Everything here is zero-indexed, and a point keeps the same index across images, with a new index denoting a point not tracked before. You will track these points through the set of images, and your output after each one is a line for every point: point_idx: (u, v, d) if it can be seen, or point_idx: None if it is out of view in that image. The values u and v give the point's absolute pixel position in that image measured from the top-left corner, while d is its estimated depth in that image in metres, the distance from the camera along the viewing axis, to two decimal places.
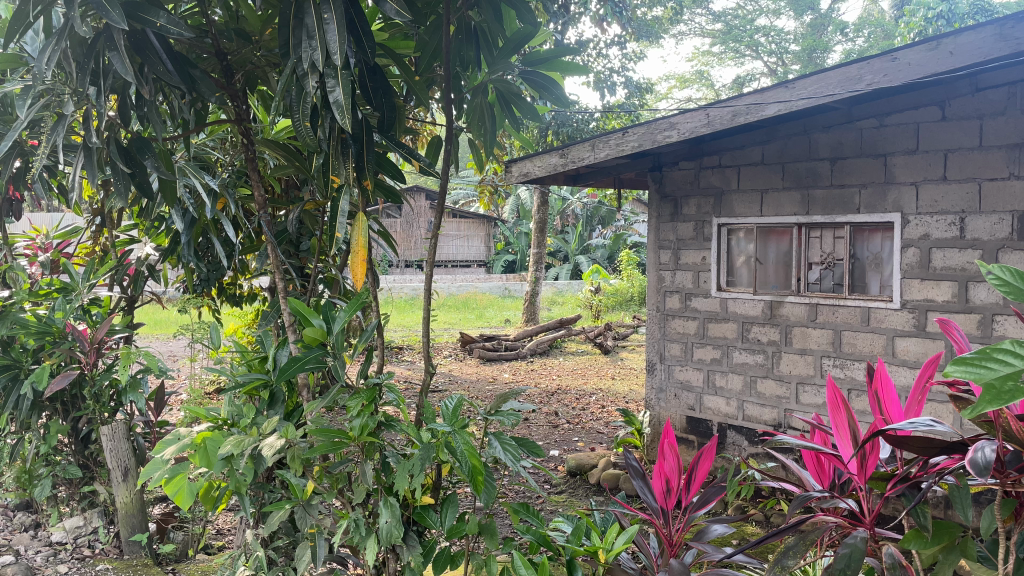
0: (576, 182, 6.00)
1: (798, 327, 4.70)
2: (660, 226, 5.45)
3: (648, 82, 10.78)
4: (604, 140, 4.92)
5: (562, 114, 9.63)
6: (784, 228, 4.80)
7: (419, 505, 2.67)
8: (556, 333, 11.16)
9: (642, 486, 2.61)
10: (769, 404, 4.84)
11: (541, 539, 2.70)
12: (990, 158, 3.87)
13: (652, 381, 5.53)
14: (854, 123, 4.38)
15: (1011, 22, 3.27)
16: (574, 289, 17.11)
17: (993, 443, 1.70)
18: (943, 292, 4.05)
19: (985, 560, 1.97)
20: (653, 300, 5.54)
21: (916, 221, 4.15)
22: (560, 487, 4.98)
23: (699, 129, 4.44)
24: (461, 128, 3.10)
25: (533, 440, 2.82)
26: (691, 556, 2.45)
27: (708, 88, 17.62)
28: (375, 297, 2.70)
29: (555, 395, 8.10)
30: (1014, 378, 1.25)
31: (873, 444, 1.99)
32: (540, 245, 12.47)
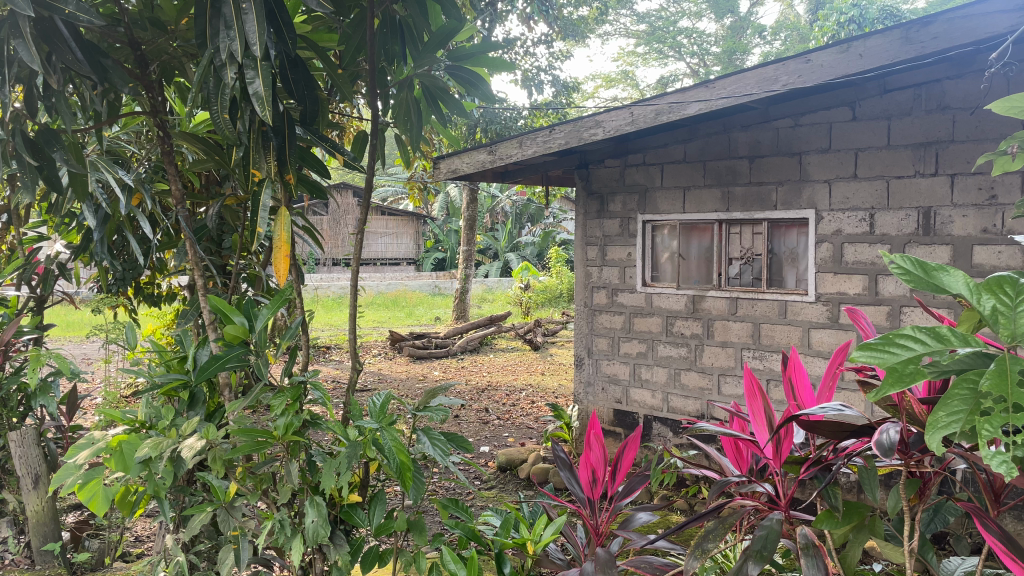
0: (504, 179, 6.02)
1: (719, 320, 4.84)
2: (587, 222, 5.52)
3: (574, 81, 10.91)
4: (532, 137, 4.95)
5: (490, 112, 9.66)
6: (705, 225, 4.93)
7: (346, 503, 2.64)
8: (486, 330, 11.17)
9: (569, 476, 2.63)
10: (692, 396, 4.96)
11: (470, 533, 2.71)
12: (897, 156, 4.07)
13: (580, 376, 5.61)
14: (771, 123, 4.53)
15: (916, 27, 3.45)
16: (504, 286, 17.17)
17: (897, 425, 1.78)
18: (855, 285, 4.24)
19: (892, 537, 2.06)
20: (580, 296, 5.61)
21: (829, 217, 4.33)
22: (490, 483, 5.00)
23: (624, 127, 4.51)
24: (388, 123, 3.08)
25: (461, 435, 2.83)
26: (617, 545, 2.49)
27: (634, 89, 17.95)
28: (299, 293, 2.65)
29: (485, 391, 8.12)
30: (914, 361, 1.32)
31: (787, 430, 2.06)
32: (469, 242, 12.48)
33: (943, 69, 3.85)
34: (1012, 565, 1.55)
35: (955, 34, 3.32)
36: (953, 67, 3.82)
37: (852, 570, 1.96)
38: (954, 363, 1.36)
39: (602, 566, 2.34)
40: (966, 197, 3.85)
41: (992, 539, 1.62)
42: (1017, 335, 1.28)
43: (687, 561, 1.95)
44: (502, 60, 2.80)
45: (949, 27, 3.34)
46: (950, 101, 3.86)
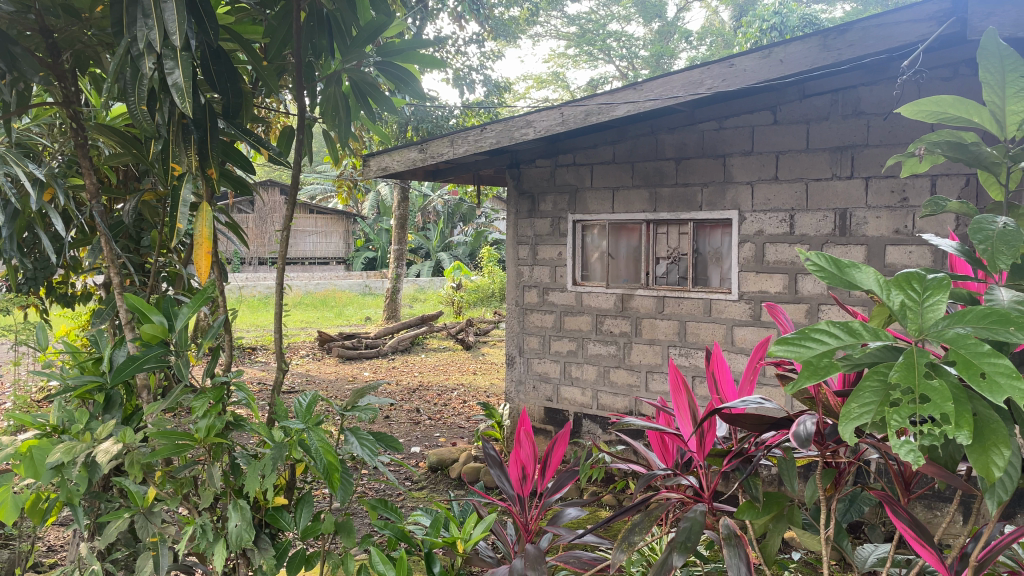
0: (435, 178, 5.99)
1: (647, 318, 4.93)
2: (518, 222, 5.54)
3: (505, 82, 10.94)
4: (463, 136, 4.94)
5: (421, 110, 9.61)
6: (633, 225, 5.01)
7: (272, 506, 2.58)
8: (417, 330, 11.09)
9: (498, 474, 2.62)
10: (621, 393, 5.03)
11: (399, 533, 2.69)
12: (816, 159, 4.21)
13: (511, 375, 5.63)
14: (696, 125, 4.64)
15: (833, 34, 3.59)
16: (436, 286, 17.08)
17: (814, 417, 1.84)
18: (775, 283, 4.37)
19: (810, 526, 2.14)
20: (511, 295, 5.63)
21: (751, 218, 4.46)
22: (421, 483, 4.97)
23: (554, 128, 4.54)
24: (316, 118, 3.02)
25: (390, 435, 2.80)
26: (546, 541, 2.51)
27: (565, 90, 18.11)
28: (222, 292, 2.58)
29: (416, 391, 8.07)
30: (828, 354, 1.37)
31: (710, 423, 2.11)
32: (400, 241, 12.37)
33: (859, 76, 4.01)
34: (921, 551, 1.63)
35: (870, 42, 3.48)
36: (867, 74, 3.99)
37: (771, 559, 2.01)
38: (866, 356, 1.42)
39: (532, 562, 2.35)
40: (880, 198, 4.02)
41: (901, 524, 1.69)
42: (924, 329, 1.35)
43: (613, 553, 1.98)
44: (431, 58, 2.78)
45: (864, 34, 3.50)
46: (864, 106, 4.03)
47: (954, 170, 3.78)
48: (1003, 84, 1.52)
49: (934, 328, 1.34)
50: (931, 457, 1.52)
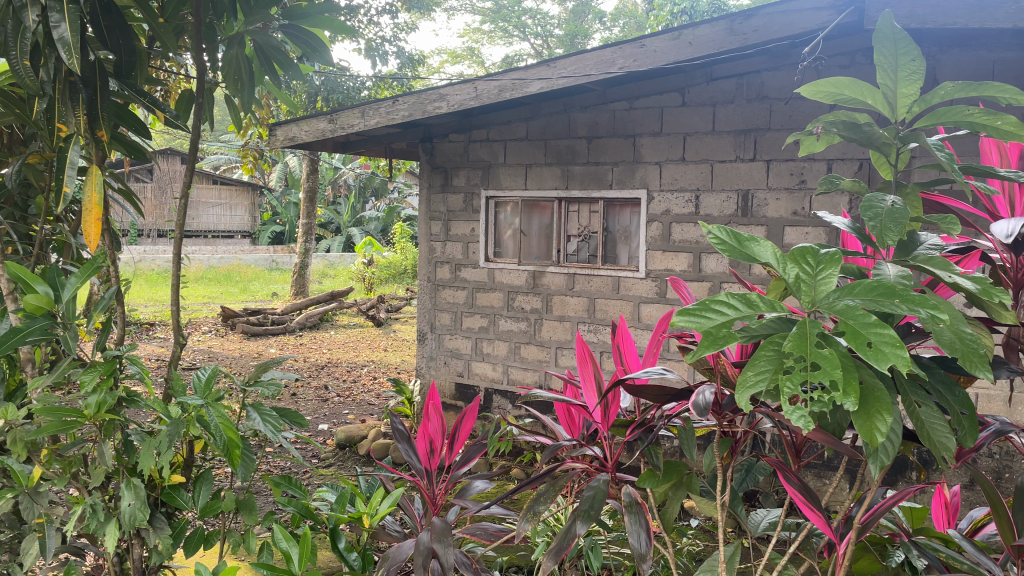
0: (346, 150, 5.84)
1: (557, 295, 4.97)
2: (431, 196, 5.48)
3: (419, 55, 10.78)
4: (374, 107, 4.83)
5: (331, 80, 9.38)
6: (545, 202, 5.04)
7: (168, 484, 2.47)
8: (326, 305, 10.86)
9: (407, 448, 2.59)
10: (531, 368, 5.08)
11: (303, 510, 2.64)
12: (721, 141, 4.33)
13: (422, 351, 5.59)
14: (608, 105, 4.69)
15: (740, 19, 3.68)
16: (347, 261, 16.78)
17: (712, 387, 1.89)
18: (681, 262, 4.49)
19: (707, 493, 2.21)
20: (423, 271, 5.58)
21: (659, 197, 4.55)
22: (328, 460, 4.89)
23: (467, 102, 4.49)
24: (217, 82, 2.89)
25: (295, 410, 2.73)
26: (454, 514, 2.50)
27: (479, 66, 18.01)
28: (115, 261, 2.44)
29: (324, 368, 7.93)
30: (726, 325, 1.41)
31: (615, 394, 2.14)
32: (309, 215, 12.08)
33: (763, 61, 4.14)
34: (811, 515, 1.70)
35: (774, 28, 3.59)
36: (771, 60, 4.13)
37: (670, 526, 2.07)
38: (763, 327, 1.47)
39: (438, 535, 2.33)
40: (780, 180, 4.17)
41: (792, 490, 1.75)
42: (817, 301, 1.40)
43: (519, 523, 2.00)
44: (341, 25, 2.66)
45: (768, 20, 3.61)
46: (768, 91, 4.17)
47: (849, 154, 3.97)
48: (896, 66, 1.58)
49: (825, 300, 1.39)
50: (821, 424, 1.59)
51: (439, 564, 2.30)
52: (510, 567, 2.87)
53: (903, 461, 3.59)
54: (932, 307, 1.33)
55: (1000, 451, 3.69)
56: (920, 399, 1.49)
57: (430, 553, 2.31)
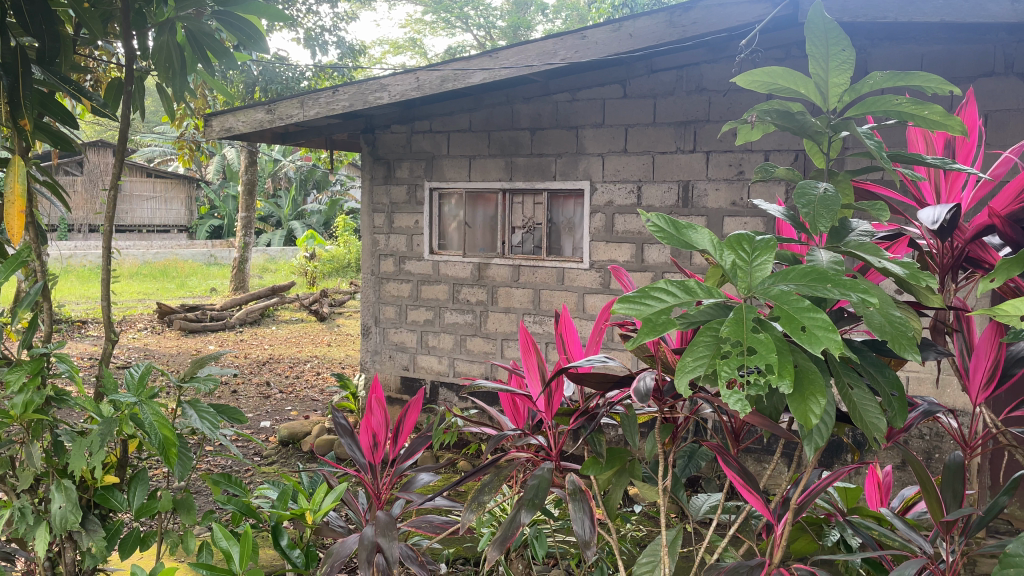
0: (285, 141, 5.73)
1: (502, 287, 4.97)
2: (373, 188, 5.42)
3: (360, 45, 10.64)
4: (314, 98, 4.74)
5: (269, 70, 9.20)
6: (489, 194, 5.03)
7: (101, 485, 2.39)
8: (268, 300, 10.67)
9: (350, 443, 2.54)
10: (477, 360, 5.07)
11: (243, 507, 2.59)
12: (662, 133, 4.38)
13: (367, 345, 5.53)
14: (550, 96, 4.70)
15: (679, 11, 3.73)
16: (288, 256, 16.49)
17: (653, 373, 1.90)
18: (624, 252, 4.53)
19: (650, 479, 2.23)
20: (366, 264, 5.51)
21: (602, 188, 4.58)
22: (271, 458, 4.80)
23: (409, 93, 4.44)
24: (147, 70, 2.79)
25: (234, 407, 2.67)
26: (399, 508, 2.47)
27: (422, 57, 17.85)
28: (40, 256, 2.34)
29: (265, 364, 7.79)
30: (666, 312, 1.43)
31: (558, 383, 2.14)
32: (249, 209, 11.83)
33: (702, 54, 4.21)
34: (750, 497, 1.73)
35: (712, 20, 3.66)
36: (709, 52, 4.19)
37: (614, 512, 2.09)
38: (700, 314, 1.48)
39: (383, 529, 2.30)
40: (718, 171, 4.24)
41: (731, 473, 1.77)
42: (753, 287, 1.42)
43: (463, 514, 1.99)
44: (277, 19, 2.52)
45: (707, 13, 3.66)
46: (706, 83, 4.23)
47: (785, 145, 4.05)
48: (827, 55, 1.62)
49: (760, 286, 1.42)
50: (758, 407, 1.61)
51: (384, 559, 2.27)
52: (457, 559, 2.86)
53: (839, 444, 3.70)
54: (862, 292, 1.36)
55: (930, 432, 3.82)
56: (852, 380, 1.53)
57: (375, 547, 2.28)
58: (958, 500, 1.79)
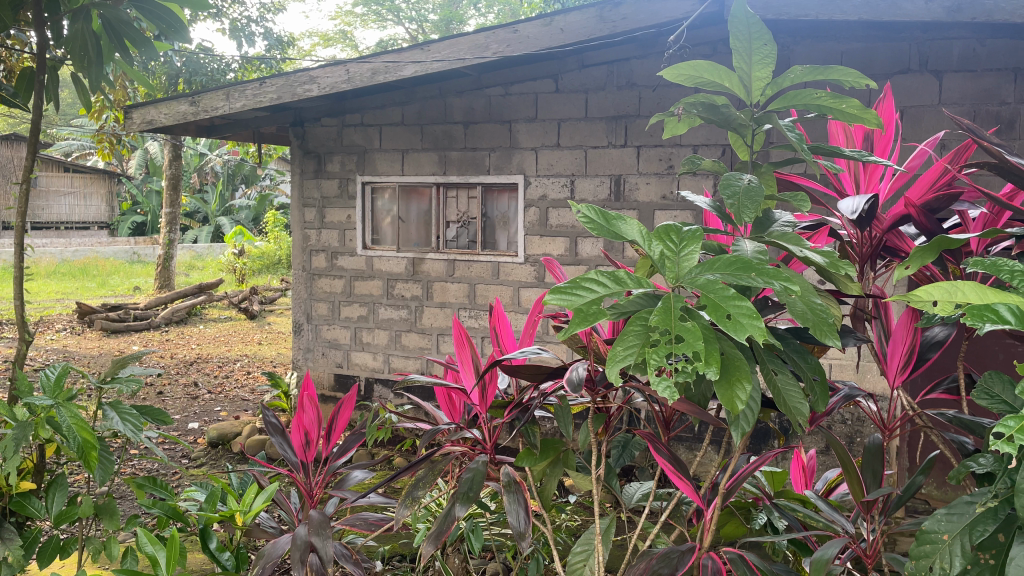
0: (211, 135, 5.57)
1: (437, 282, 4.94)
2: (304, 182, 5.31)
3: (288, 36, 10.43)
4: (240, 89, 4.61)
5: (193, 62, 8.95)
6: (422, 188, 4.99)
7: (17, 492, 2.28)
8: (195, 298, 10.38)
9: (281, 442, 2.47)
10: (412, 356, 5.02)
11: (170, 511, 2.51)
12: (594, 128, 4.42)
13: (299, 342, 5.43)
14: (483, 90, 4.69)
15: (609, 7, 3.79)
16: (216, 253, 16.06)
17: (586, 364, 1.92)
18: (558, 246, 4.57)
19: (584, 469, 2.25)
20: (298, 260, 5.41)
21: (536, 182, 4.60)
22: (200, 460, 4.67)
23: (339, 85, 4.37)
24: (62, 60, 2.65)
25: (158, 408, 2.58)
26: (332, 506, 2.42)
27: (353, 50, 17.60)
28: None
29: (193, 364, 7.58)
30: (596, 302, 1.43)
31: (492, 375, 2.13)
32: (174, 205, 11.47)
33: (632, 49, 4.28)
34: (680, 483, 1.76)
35: (641, 16, 3.73)
36: (638, 48, 4.27)
37: (549, 502, 2.10)
38: (630, 304, 1.50)
39: (316, 528, 2.26)
40: (649, 166, 4.30)
41: (661, 460, 1.80)
42: (680, 277, 1.44)
43: (398, 510, 1.97)
44: (201, 11, 2.39)
45: (636, 9, 3.74)
46: (636, 78, 4.30)
47: (712, 140, 4.15)
48: (750, 50, 1.66)
49: (688, 275, 1.44)
50: (687, 395, 1.64)
51: (317, 558, 2.23)
52: (393, 555, 2.84)
53: (766, 430, 3.81)
54: (784, 280, 1.40)
55: (851, 417, 3.97)
56: (777, 366, 1.57)
57: (308, 547, 2.24)
58: (877, 480, 1.86)
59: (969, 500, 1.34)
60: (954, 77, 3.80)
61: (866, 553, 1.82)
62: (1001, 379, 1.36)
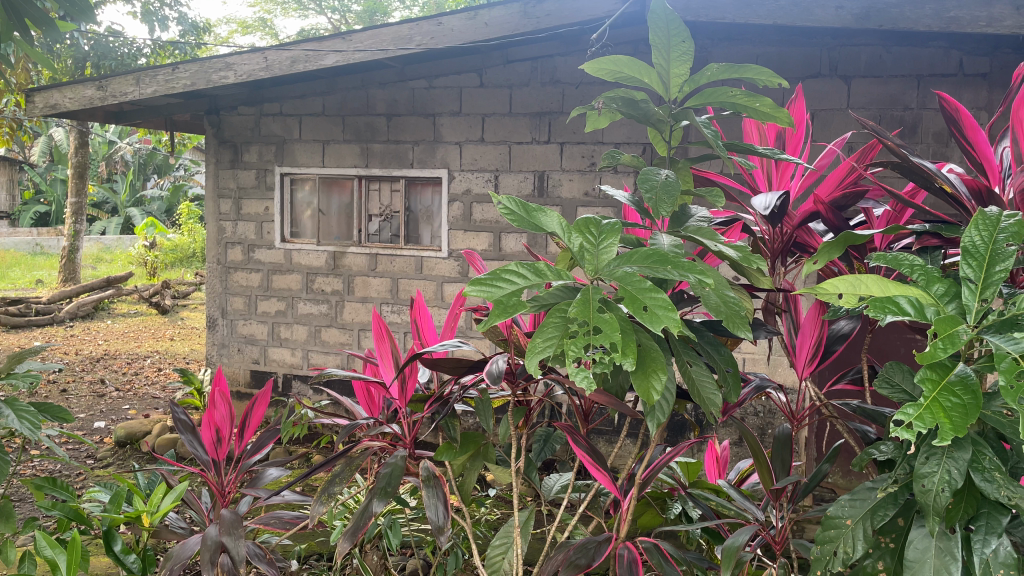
0: (119, 121, 5.34)
1: (359, 276, 4.86)
2: (219, 172, 5.15)
3: (204, 22, 10.08)
4: (151, 74, 4.42)
5: (101, 45, 8.59)
6: (344, 180, 4.89)
7: None
8: (102, 292, 9.92)
9: (192, 440, 2.37)
10: (332, 351, 4.93)
11: (71, 513, 2.38)
12: (518, 123, 4.43)
13: (213, 338, 5.26)
14: (407, 83, 4.64)
15: (533, 3, 3.81)
16: (125, 245, 15.40)
17: (506, 357, 1.90)
18: (482, 241, 4.56)
19: (504, 462, 2.24)
20: (212, 253, 5.23)
21: (460, 176, 4.58)
22: (107, 460, 4.47)
23: (257, 72, 4.24)
24: None
25: (58, 405, 2.44)
26: (245, 505, 2.34)
27: (273, 38, 17.15)
28: None
29: (99, 361, 7.25)
30: (516, 294, 1.43)
31: (412, 369, 2.10)
32: (79, 194, 10.94)
33: (555, 46, 4.31)
34: (598, 474, 1.77)
35: (565, 14, 3.76)
36: (562, 45, 4.30)
37: (468, 496, 2.08)
38: (550, 296, 1.50)
39: (227, 528, 2.18)
40: (572, 162, 4.34)
41: (580, 452, 1.80)
42: (599, 269, 1.45)
43: (313, 507, 1.92)
44: None
45: (559, 6, 3.77)
46: (560, 75, 4.33)
47: (633, 138, 4.22)
48: (668, 47, 1.68)
49: (607, 268, 1.45)
50: (604, 386, 1.65)
51: (229, 559, 2.15)
52: (310, 555, 2.78)
53: (682, 423, 3.89)
54: (699, 272, 1.42)
55: (763, 409, 4.11)
56: (691, 358, 1.59)
57: (219, 548, 2.15)
58: (785, 468, 1.91)
59: (871, 486, 1.39)
60: (861, 82, 3.97)
61: (775, 540, 1.87)
62: (900, 369, 1.41)
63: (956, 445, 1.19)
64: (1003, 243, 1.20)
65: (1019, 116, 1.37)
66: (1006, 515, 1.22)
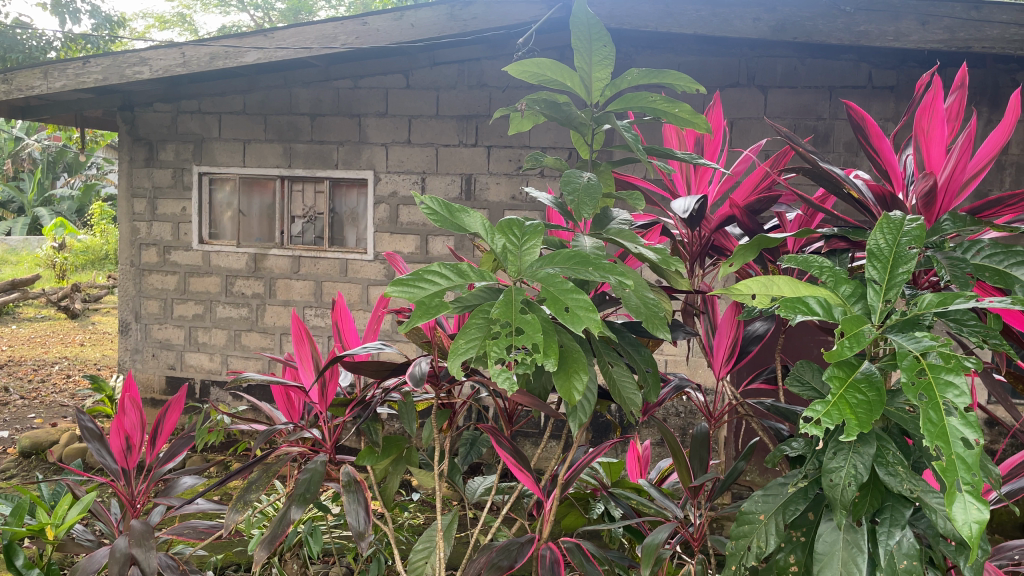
0: (25, 116, 5.09)
1: (281, 278, 4.75)
2: (133, 171, 4.95)
3: (118, 16, 9.74)
4: (59, 68, 4.22)
5: (6, 36, 8.21)
6: (265, 180, 4.78)
7: None
8: (6, 296, 9.42)
9: (99, 448, 2.26)
10: (252, 356, 4.80)
11: None
12: (444, 126, 4.42)
13: (126, 343, 5.06)
14: (331, 82, 4.57)
15: (460, 5, 3.81)
16: (33, 247, 14.67)
17: (429, 360, 1.88)
18: (408, 244, 4.52)
19: (427, 465, 2.21)
20: (125, 254, 5.03)
21: (386, 178, 4.53)
22: (10, 472, 4.24)
23: (174, 68, 4.10)
24: None
25: None
26: (157, 515, 2.24)
27: (192, 34, 16.69)
28: None
29: (2, 368, 6.88)
30: (437, 295, 1.41)
31: (332, 372, 2.05)
32: None
33: (482, 50, 4.32)
34: (521, 476, 1.76)
35: (492, 17, 3.78)
36: (490, 49, 4.32)
37: (390, 501, 2.05)
38: (473, 296, 1.48)
39: (137, 539, 2.08)
40: (499, 166, 4.35)
41: (503, 454, 1.79)
42: (522, 270, 1.45)
43: (228, 515, 1.86)
44: None
45: (486, 9, 3.78)
46: (487, 79, 4.35)
47: (560, 143, 4.26)
48: (590, 51, 1.68)
49: (529, 268, 1.45)
50: (526, 387, 1.65)
51: (139, 571, 2.06)
52: (227, 565, 2.69)
53: (606, 425, 3.94)
54: (620, 274, 1.43)
55: (685, 410, 4.20)
56: (612, 359, 1.61)
57: (129, 560, 2.06)
58: (704, 466, 1.95)
59: (783, 481, 1.43)
60: (777, 92, 4.10)
61: (694, 537, 1.91)
62: (810, 367, 1.45)
63: (862, 441, 1.24)
64: (906, 245, 1.25)
65: (921, 125, 1.43)
66: (909, 507, 1.26)
